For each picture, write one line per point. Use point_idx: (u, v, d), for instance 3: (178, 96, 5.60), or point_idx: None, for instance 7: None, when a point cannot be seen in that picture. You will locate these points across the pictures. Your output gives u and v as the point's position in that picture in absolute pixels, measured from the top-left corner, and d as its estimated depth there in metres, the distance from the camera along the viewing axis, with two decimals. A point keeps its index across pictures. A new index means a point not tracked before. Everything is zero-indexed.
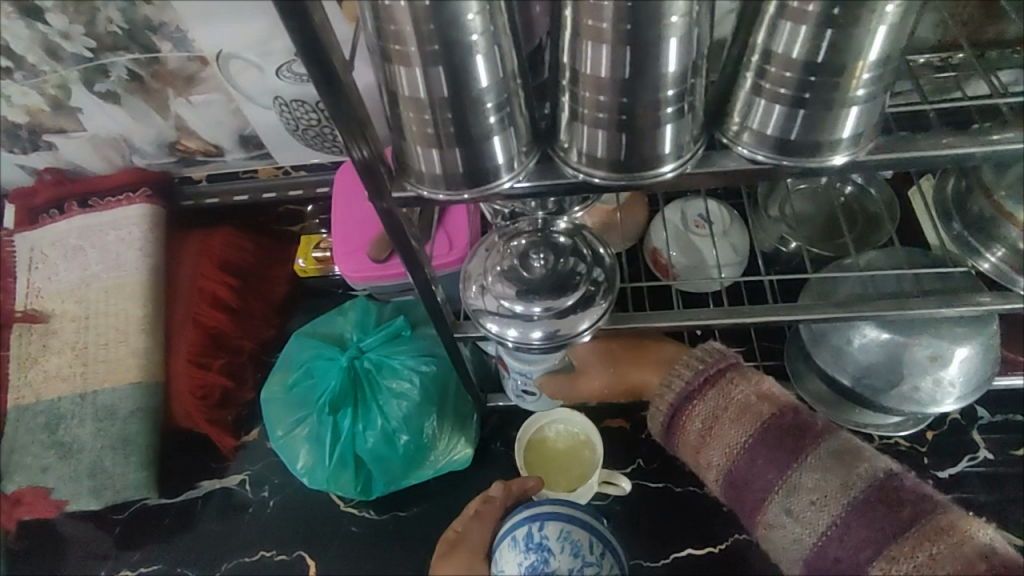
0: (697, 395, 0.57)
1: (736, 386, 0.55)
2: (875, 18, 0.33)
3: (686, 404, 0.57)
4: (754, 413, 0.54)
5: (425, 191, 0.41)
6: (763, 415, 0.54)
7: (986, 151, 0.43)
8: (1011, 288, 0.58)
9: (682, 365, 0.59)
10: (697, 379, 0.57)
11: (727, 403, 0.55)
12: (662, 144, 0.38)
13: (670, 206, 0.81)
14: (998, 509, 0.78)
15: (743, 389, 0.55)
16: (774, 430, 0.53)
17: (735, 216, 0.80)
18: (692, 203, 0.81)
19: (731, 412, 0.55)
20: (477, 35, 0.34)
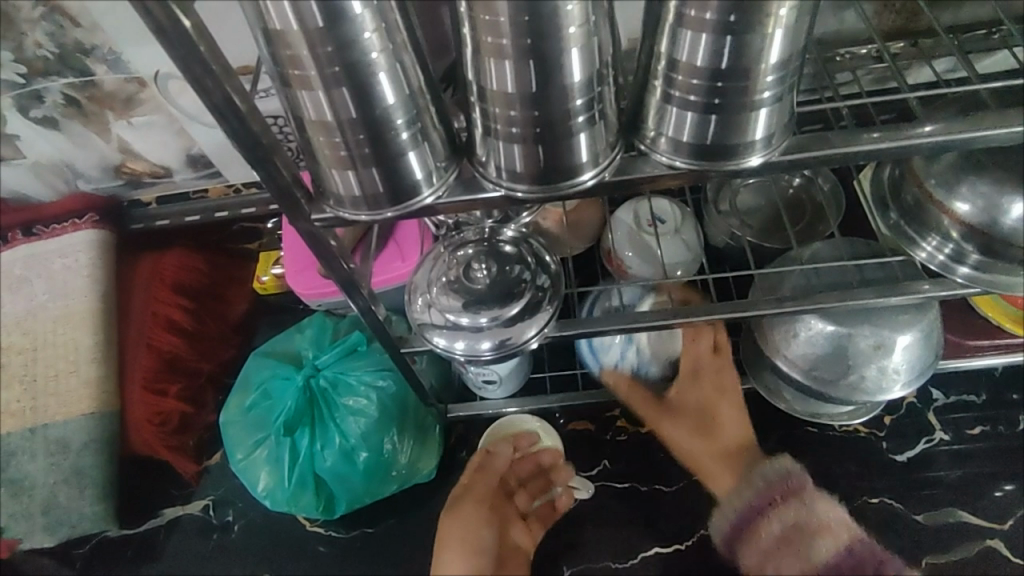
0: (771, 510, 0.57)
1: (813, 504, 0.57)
2: (771, 23, 0.33)
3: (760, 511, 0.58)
4: (777, 480, 0.59)
5: (347, 212, 0.41)
6: (785, 486, 0.58)
7: (904, 146, 0.44)
8: (949, 276, 0.59)
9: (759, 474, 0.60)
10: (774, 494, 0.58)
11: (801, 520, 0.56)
12: (578, 154, 0.38)
13: (621, 208, 0.81)
14: (957, 490, 0.79)
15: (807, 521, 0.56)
16: (791, 500, 0.57)
17: (686, 211, 0.80)
18: (642, 205, 0.81)
19: (749, 476, 0.61)
20: (377, 53, 0.34)
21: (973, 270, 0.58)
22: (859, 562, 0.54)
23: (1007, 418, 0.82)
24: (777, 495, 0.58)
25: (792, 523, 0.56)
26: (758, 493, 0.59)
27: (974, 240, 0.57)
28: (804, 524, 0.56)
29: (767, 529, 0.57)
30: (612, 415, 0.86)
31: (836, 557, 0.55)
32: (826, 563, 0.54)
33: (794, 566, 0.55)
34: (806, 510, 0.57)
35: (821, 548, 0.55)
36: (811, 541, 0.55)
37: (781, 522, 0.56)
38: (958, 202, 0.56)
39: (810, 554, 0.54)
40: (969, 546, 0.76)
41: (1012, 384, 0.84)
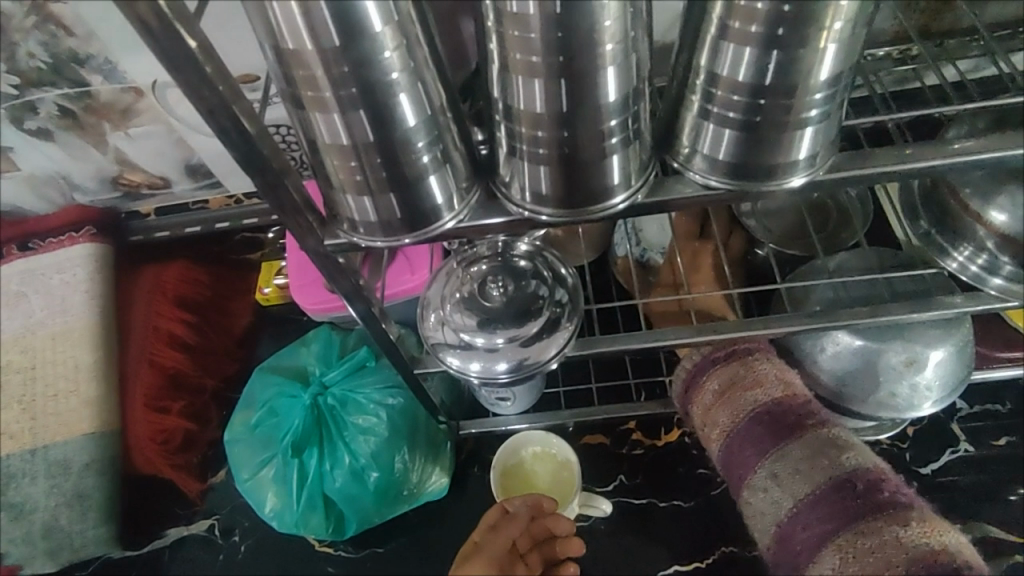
0: (721, 363, 0.59)
1: (760, 363, 0.57)
2: (823, 36, 0.31)
3: (709, 368, 0.60)
4: (726, 344, 0.61)
5: (361, 237, 0.39)
6: (734, 348, 0.60)
7: (948, 160, 0.41)
8: (981, 288, 0.57)
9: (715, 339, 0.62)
10: (727, 353, 0.60)
11: (748, 375, 0.57)
12: (610, 176, 0.36)
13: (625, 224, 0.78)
14: (984, 503, 0.77)
15: (764, 375, 0.56)
16: (736, 361, 0.59)
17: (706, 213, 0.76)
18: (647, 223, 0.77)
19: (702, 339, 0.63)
20: (397, 73, 0.31)
21: (1007, 283, 0.56)
22: (785, 412, 0.53)
23: None
24: (730, 353, 0.60)
25: (733, 382, 0.57)
26: (707, 357, 0.60)
27: (1011, 251, 0.54)
28: (739, 382, 0.57)
29: (707, 385, 0.59)
30: (627, 428, 0.84)
31: (764, 406, 0.54)
32: (751, 410, 0.54)
33: (725, 416, 0.56)
34: (747, 370, 0.57)
35: (752, 398, 0.55)
36: (745, 394, 0.56)
37: (721, 380, 0.58)
38: (994, 212, 0.53)
39: (740, 404, 0.55)
40: (997, 561, 0.74)
41: None
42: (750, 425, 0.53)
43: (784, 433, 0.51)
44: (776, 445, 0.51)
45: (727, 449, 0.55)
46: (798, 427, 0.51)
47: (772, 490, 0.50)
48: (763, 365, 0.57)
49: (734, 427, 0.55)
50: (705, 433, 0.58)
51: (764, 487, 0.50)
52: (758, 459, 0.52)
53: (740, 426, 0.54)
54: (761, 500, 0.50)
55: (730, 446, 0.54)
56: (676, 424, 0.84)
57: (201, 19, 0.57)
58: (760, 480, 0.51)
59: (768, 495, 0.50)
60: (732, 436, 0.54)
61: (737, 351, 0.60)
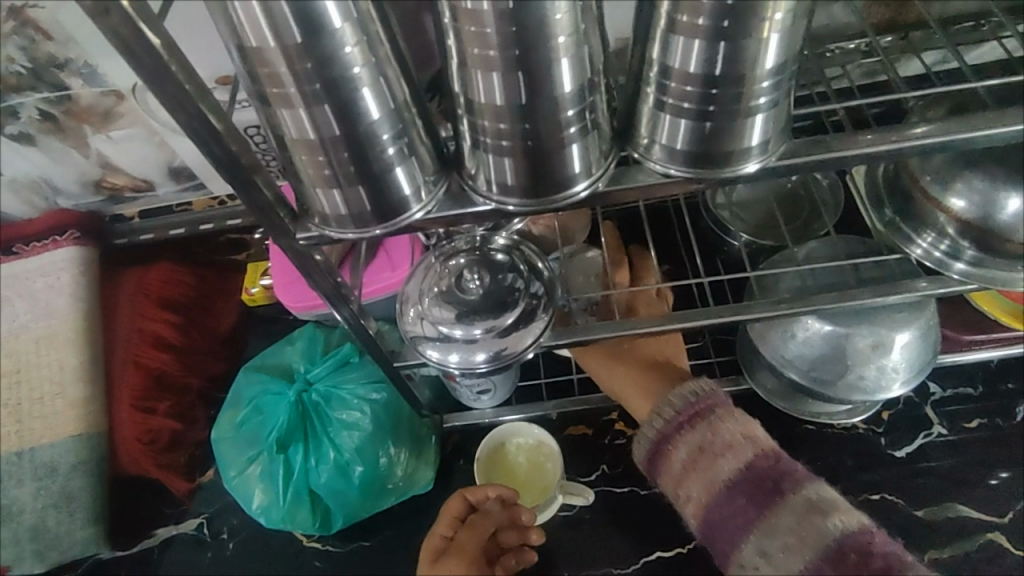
0: (687, 427, 0.54)
1: (723, 423, 0.53)
2: (765, 27, 0.32)
3: (674, 434, 0.54)
4: (685, 404, 0.55)
5: (333, 231, 0.40)
6: (694, 408, 0.54)
7: (899, 147, 0.43)
8: (944, 273, 0.58)
9: (675, 394, 0.56)
10: (689, 414, 0.54)
11: (714, 437, 0.52)
12: (571, 165, 0.37)
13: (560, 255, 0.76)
14: (957, 484, 0.78)
15: (730, 428, 0.52)
16: (700, 423, 0.54)
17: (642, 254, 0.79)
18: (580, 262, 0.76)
19: (659, 401, 0.57)
20: (360, 68, 0.32)
21: (970, 266, 0.57)
22: (761, 477, 0.49)
23: (1004, 410, 0.82)
24: (693, 414, 0.54)
25: (699, 448, 0.53)
26: (669, 422, 0.55)
27: (971, 236, 0.56)
28: (706, 448, 0.52)
29: (675, 454, 0.54)
30: (609, 419, 0.85)
31: (735, 475, 0.50)
32: (725, 481, 0.50)
33: (699, 490, 0.52)
34: (712, 433, 0.53)
35: (722, 468, 0.51)
36: (715, 462, 0.51)
37: (688, 447, 0.53)
38: (954, 199, 0.56)
39: (713, 475, 0.51)
40: (969, 540, 0.76)
41: (1008, 374, 0.84)
42: (732, 501, 0.50)
43: (764, 502, 0.48)
44: (762, 518, 0.48)
45: (707, 526, 0.51)
46: (782, 496, 0.48)
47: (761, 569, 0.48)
48: (727, 422, 0.53)
49: (709, 500, 0.51)
50: (679, 506, 0.54)
51: (754, 565, 0.48)
52: (742, 535, 0.49)
53: (717, 501, 0.50)
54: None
55: (711, 520, 0.51)
56: None
57: (164, 22, 0.58)
58: (748, 558, 0.48)
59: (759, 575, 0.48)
60: (710, 510, 0.51)
61: (699, 411, 0.54)
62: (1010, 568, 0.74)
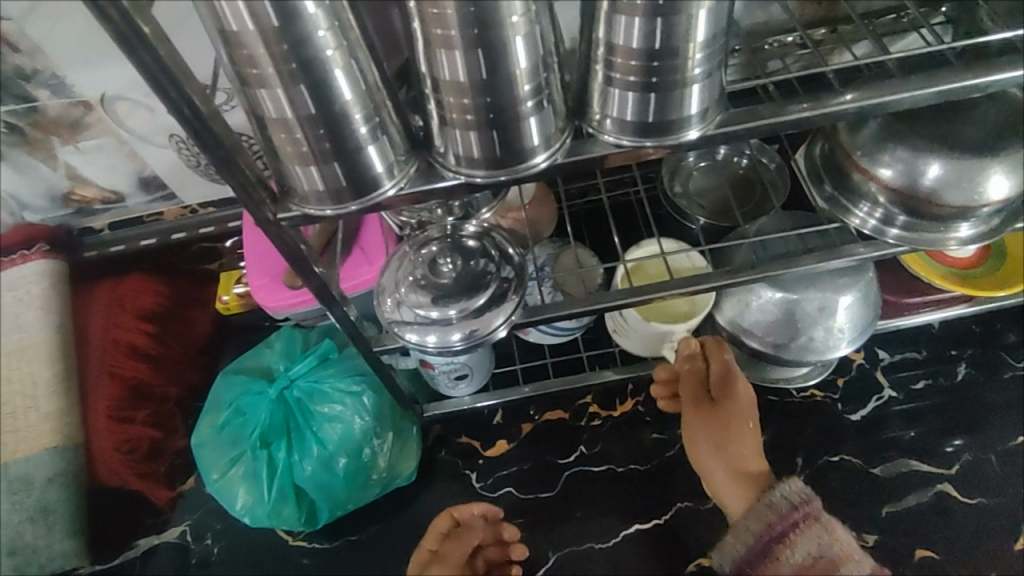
0: (798, 527, 0.60)
1: (834, 537, 0.59)
2: (694, 3, 0.36)
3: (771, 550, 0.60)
4: (790, 510, 0.61)
5: (313, 209, 0.43)
6: (807, 507, 0.60)
7: (824, 115, 0.47)
8: (880, 238, 0.63)
9: (774, 498, 0.62)
10: (802, 513, 0.60)
11: (830, 543, 0.58)
12: (530, 138, 0.41)
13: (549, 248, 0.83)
14: (910, 443, 0.84)
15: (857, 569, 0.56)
16: (812, 526, 0.59)
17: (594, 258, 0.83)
18: (563, 255, 0.82)
19: (761, 500, 0.63)
20: (332, 50, 0.35)
21: (901, 231, 0.62)
22: None
23: (947, 371, 0.88)
24: (800, 519, 0.60)
25: (815, 552, 0.58)
26: (781, 519, 0.61)
27: (901, 203, 0.62)
28: (823, 557, 0.58)
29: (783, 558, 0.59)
30: (584, 402, 0.89)
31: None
32: None
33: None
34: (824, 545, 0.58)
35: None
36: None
37: (796, 554, 0.59)
38: (882, 169, 0.61)
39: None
40: (923, 492, 0.81)
41: (949, 339, 0.89)
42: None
43: None
44: None
45: None
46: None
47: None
48: (839, 533, 0.59)
49: None
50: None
51: None
52: None
53: None
54: None
55: None
56: (629, 395, 0.89)
57: (154, 10, 0.57)
58: None
59: None
60: None
61: (808, 510, 0.60)
62: (959, 516, 0.79)
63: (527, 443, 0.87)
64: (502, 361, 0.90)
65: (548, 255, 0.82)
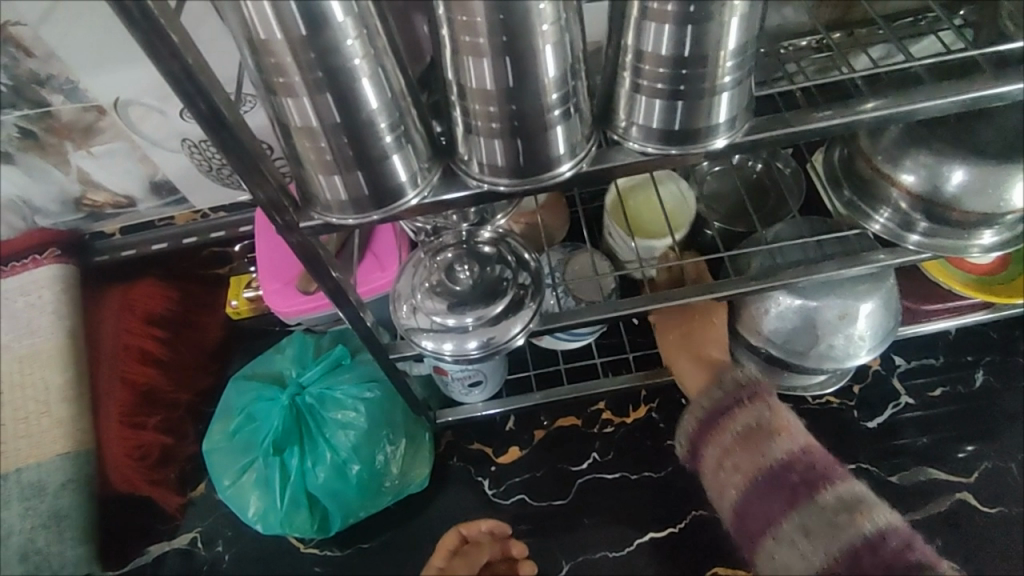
0: (742, 403, 0.55)
1: (776, 416, 0.53)
2: (726, 11, 0.36)
3: (715, 422, 0.56)
4: (737, 386, 0.56)
5: (335, 218, 0.42)
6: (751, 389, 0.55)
7: (850, 122, 0.46)
8: (901, 244, 0.63)
9: (725, 378, 0.58)
10: (745, 393, 0.55)
11: (774, 418, 0.53)
12: (556, 146, 0.40)
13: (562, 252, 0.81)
14: (928, 450, 0.83)
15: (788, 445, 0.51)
16: (757, 402, 0.54)
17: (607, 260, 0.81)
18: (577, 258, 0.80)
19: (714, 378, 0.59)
20: (359, 59, 0.35)
21: (923, 237, 0.62)
22: (812, 472, 0.49)
23: (964, 378, 0.87)
24: (745, 396, 0.55)
25: (756, 424, 0.53)
26: (716, 406, 0.56)
27: (923, 209, 0.61)
28: (762, 427, 0.53)
29: (727, 429, 0.54)
30: (597, 408, 0.88)
31: (791, 458, 0.50)
32: (777, 463, 0.50)
33: (745, 464, 0.52)
34: (766, 415, 0.53)
35: (778, 447, 0.51)
36: (769, 443, 0.52)
37: (740, 424, 0.54)
38: (904, 174, 0.60)
39: (763, 453, 0.51)
40: (941, 501, 0.80)
41: (965, 345, 0.89)
42: (770, 489, 0.50)
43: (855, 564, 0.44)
44: (795, 505, 0.48)
45: (747, 505, 0.51)
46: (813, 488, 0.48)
47: (800, 543, 0.47)
48: (785, 414, 0.53)
49: (751, 490, 0.51)
50: (720, 476, 0.53)
51: (790, 541, 0.47)
52: (783, 514, 0.49)
53: (765, 505, 0.50)
54: (787, 555, 0.47)
55: (748, 513, 0.51)
56: (643, 401, 0.88)
57: (182, 14, 0.57)
58: (787, 535, 0.48)
59: (795, 550, 0.47)
60: (754, 489, 0.51)
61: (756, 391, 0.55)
62: (977, 525, 0.78)
63: (540, 450, 0.86)
64: (515, 367, 0.89)
65: (561, 259, 0.81)
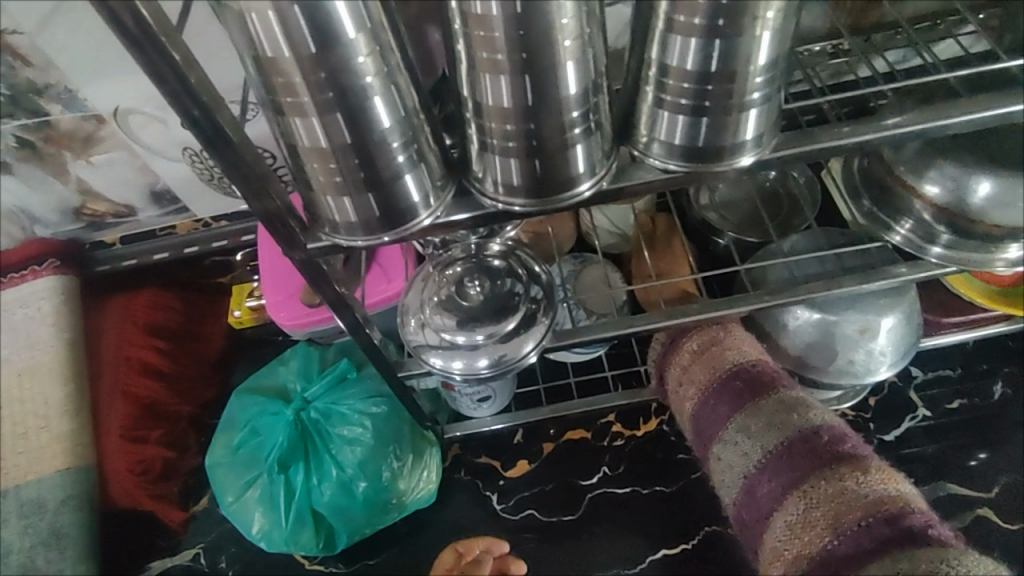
0: (699, 327, 0.64)
1: (731, 334, 0.62)
2: (758, 24, 0.34)
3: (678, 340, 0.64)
4: None
5: (343, 238, 0.40)
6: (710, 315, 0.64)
7: (879, 137, 0.44)
8: (923, 257, 0.61)
9: None
10: None
11: (726, 337, 0.62)
12: (575, 165, 0.38)
13: (572, 263, 0.80)
14: (946, 464, 0.81)
15: (737, 356, 0.59)
16: (713, 326, 0.63)
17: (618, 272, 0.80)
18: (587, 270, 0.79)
19: None
20: (372, 77, 0.33)
21: (946, 249, 0.59)
22: (758, 376, 0.57)
23: (982, 390, 0.85)
24: (703, 321, 0.64)
25: (711, 343, 0.62)
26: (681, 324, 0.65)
27: (946, 221, 0.59)
28: (718, 344, 0.61)
29: (686, 346, 0.63)
30: (607, 421, 0.86)
31: (741, 366, 0.58)
32: (729, 369, 0.58)
33: (700, 375, 0.60)
34: (722, 335, 0.62)
35: (729, 359, 0.59)
36: (723, 355, 0.60)
37: (698, 341, 0.62)
38: (927, 185, 0.59)
39: (717, 363, 0.59)
40: (961, 517, 0.78)
41: (982, 356, 0.87)
42: (711, 388, 0.58)
43: (805, 469, 0.48)
44: (748, 404, 0.55)
45: (701, 410, 0.58)
46: (741, 376, 0.57)
47: (742, 443, 0.53)
48: (741, 339, 0.61)
49: (708, 391, 0.58)
50: (681, 393, 0.61)
51: (735, 440, 0.54)
52: (730, 415, 0.55)
53: (716, 400, 0.57)
54: (732, 453, 0.54)
55: (703, 410, 0.58)
56: (653, 414, 0.86)
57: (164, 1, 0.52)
58: (731, 435, 0.54)
59: (740, 448, 0.53)
60: (706, 395, 0.58)
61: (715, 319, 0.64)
62: (998, 542, 0.77)
63: (549, 463, 0.84)
64: (524, 380, 0.88)
65: (571, 270, 0.80)
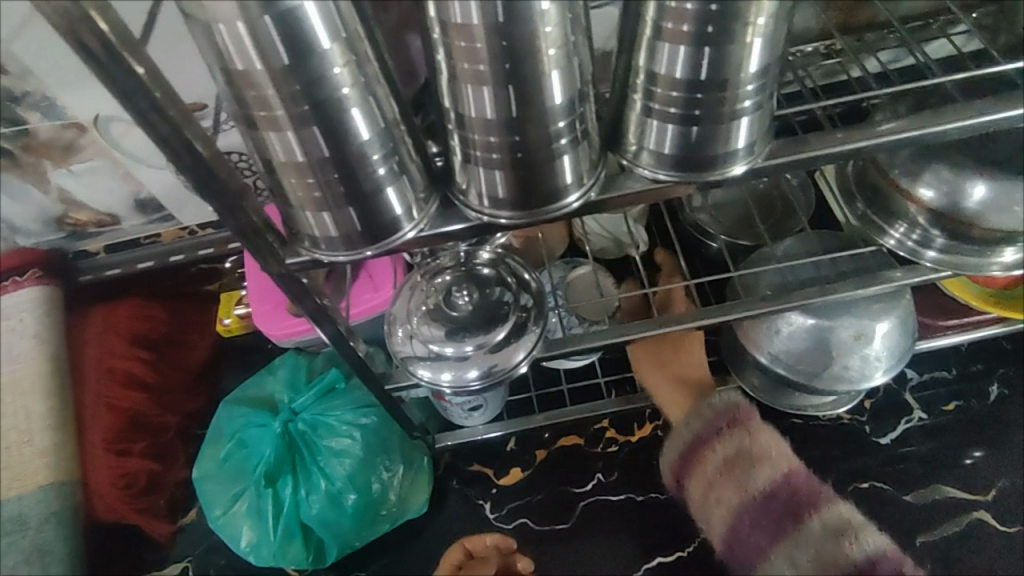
0: (723, 432, 0.59)
1: (761, 433, 0.58)
2: (748, 31, 0.33)
3: (707, 441, 0.59)
4: (724, 410, 0.60)
5: (324, 253, 0.39)
6: (733, 414, 0.60)
7: (874, 142, 0.43)
8: (917, 261, 0.60)
9: (710, 399, 0.62)
10: (725, 420, 0.60)
11: (751, 443, 0.58)
12: (562, 176, 0.37)
13: (563, 269, 0.79)
14: (942, 467, 0.80)
15: (765, 478, 0.55)
16: (737, 429, 0.59)
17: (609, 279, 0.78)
18: (578, 275, 0.78)
19: (699, 403, 0.62)
20: (349, 89, 0.32)
21: (940, 253, 0.59)
22: (788, 493, 0.54)
23: (977, 392, 0.84)
24: (725, 424, 0.59)
25: (735, 454, 0.57)
26: (707, 424, 0.60)
27: (941, 224, 0.58)
28: (744, 454, 0.57)
29: (711, 455, 0.59)
30: (600, 427, 0.85)
31: (770, 486, 0.55)
32: (760, 491, 0.55)
33: (730, 494, 0.56)
34: (748, 442, 0.58)
35: (758, 476, 0.55)
36: (750, 472, 0.56)
37: (724, 451, 0.58)
38: (922, 189, 0.58)
39: (746, 483, 0.55)
40: (958, 521, 0.78)
41: (977, 357, 0.86)
42: (694, 450, 0.60)
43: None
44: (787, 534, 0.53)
45: (733, 534, 0.55)
46: (720, 436, 0.59)
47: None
48: (764, 433, 0.58)
49: (740, 509, 0.55)
50: (707, 507, 0.58)
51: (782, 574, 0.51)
52: (770, 545, 0.53)
53: (750, 509, 0.55)
54: None
55: (736, 534, 0.55)
56: (648, 419, 0.85)
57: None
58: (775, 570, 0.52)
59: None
60: (735, 523, 0.55)
61: (738, 417, 0.59)
62: (994, 545, 0.76)
63: (542, 471, 0.83)
64: (516, 387, 0.87)
65: (562, 276, 0.78)
